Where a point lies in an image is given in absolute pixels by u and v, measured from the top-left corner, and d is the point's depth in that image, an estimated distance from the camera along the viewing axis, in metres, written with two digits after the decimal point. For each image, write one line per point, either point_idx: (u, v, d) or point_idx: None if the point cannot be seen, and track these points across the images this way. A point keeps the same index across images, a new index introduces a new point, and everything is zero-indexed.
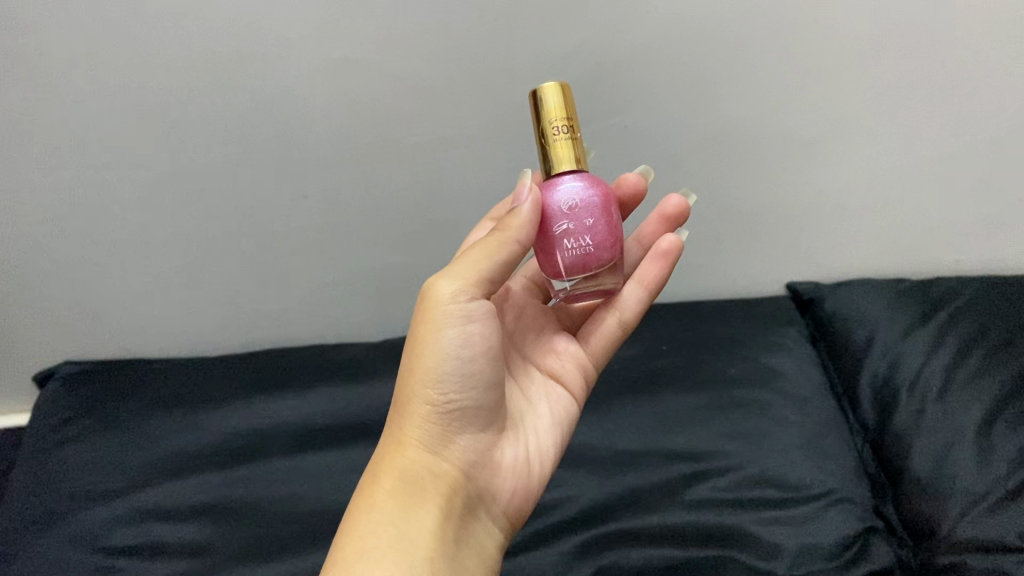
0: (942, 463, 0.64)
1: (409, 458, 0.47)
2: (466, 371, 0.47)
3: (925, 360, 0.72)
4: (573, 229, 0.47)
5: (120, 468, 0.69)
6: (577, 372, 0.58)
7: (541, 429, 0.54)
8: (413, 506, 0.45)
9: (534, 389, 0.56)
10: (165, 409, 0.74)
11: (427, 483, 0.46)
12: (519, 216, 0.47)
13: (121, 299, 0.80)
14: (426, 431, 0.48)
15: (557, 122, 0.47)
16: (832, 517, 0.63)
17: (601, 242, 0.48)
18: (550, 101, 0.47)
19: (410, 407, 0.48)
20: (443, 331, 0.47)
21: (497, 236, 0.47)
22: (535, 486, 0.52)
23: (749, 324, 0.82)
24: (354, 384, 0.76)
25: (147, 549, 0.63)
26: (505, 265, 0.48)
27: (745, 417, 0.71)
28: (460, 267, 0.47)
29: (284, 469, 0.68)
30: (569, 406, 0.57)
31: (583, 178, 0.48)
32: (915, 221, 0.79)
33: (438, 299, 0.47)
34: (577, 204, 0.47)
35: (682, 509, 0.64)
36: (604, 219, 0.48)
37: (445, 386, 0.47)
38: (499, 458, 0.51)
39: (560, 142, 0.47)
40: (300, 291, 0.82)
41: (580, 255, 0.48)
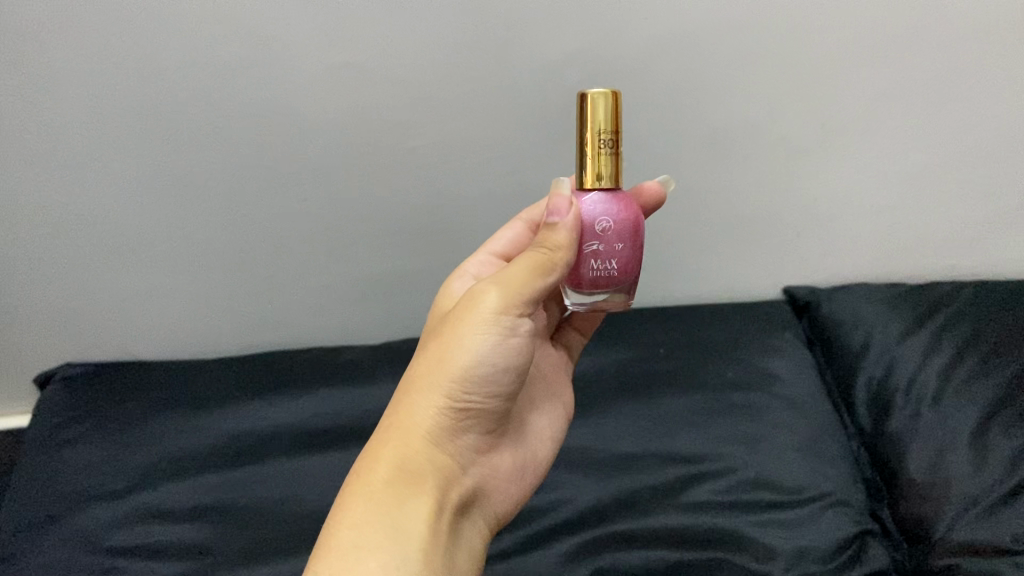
0: (938, 467, 0.64)
1: (413, 446, 0.45)
2: (495, 377, 0.47)
3: (920, 364, 0.72)
4: (601, 251, 0.49)
5: (120, 470, 0.69)
6: (566, 388, 0.61)
7: (533, 442, 0.56)
8: (411, 497, 0.43)
9: (530, 400, 0.57)
10: (165, 411, 0.74)
11: (427, 475, 0.45)
12: (562, 234, 0.48)
13: (121, 302, 0.81)
14: (438, 423, 0.46)
15: (605, 137, 0.48)
16: (827, 520, 0.63)
17: (627, 265, 0.50)
18: (602, 115, 0.48)
19: (427, 396, 0.46)
20: (484, 335, 0.46)
21: (547, 257, 0.48)
22: (522, 495, 0.54)
23: (747, 329, 0.82)
24: (353, 387, 0.76)
25: (147, 550, 0.63)
26: (549, 285, 0.48)
27: (741, 421, 0.72)
28: (512, 280, 0.47)
29: (284, 472, 0.69)
30: (559, 420, 0.59)
31: (615, 198, 0.50)
32: (912, 226, 0.79)
33: (487, 305, 0.47)
34: (609, 227, 0.49)
35: (679, 512, 0.65)
36: (632, 242, 0.50)
37: (472, 386, 0.47)
38: (495, 463, 0.52)
39: (601, 156, 0.49)
40: (299, 294, 0.82)
41: (605, 276, 0.50)
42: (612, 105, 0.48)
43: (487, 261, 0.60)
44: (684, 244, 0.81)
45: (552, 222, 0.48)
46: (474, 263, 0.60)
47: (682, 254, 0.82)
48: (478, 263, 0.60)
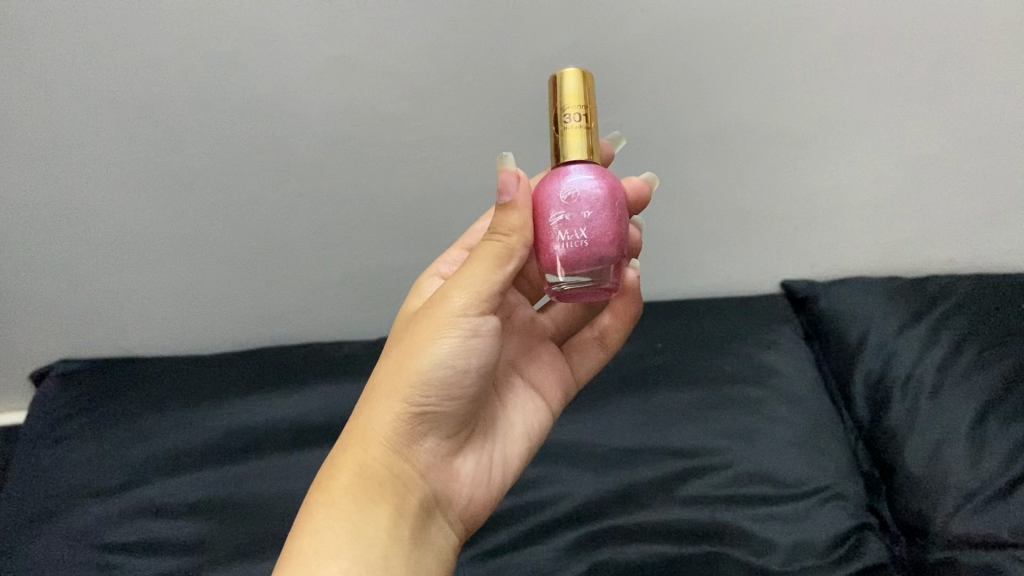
0: (936, 459, 0.64)
1: (371, 453, 0.47)
2: (454, 380, 0.47)
3: (918, 359, 0.72)
4: (569, 220, 0.45)
5: (116, 466, 0.69)
6: (556, 382, 0.60)
7: (510, 440, 0.55)
8: (368, 504, 0.45)
9: (511, 396, 0.57)
10: (162, 406, 0.74)
11: (386, 481, 0.46)
12: (518, 212, 0.46)
13: (118, 296, 0.80)
14: (395, 429, 0.47)
15: (570, 108, 0.46)
16: (823, 515, 0.63)
17: (599, 236, 0.45)
18: (568, 86, 0.47)
19: (386, 402, 0.47)
20: (444, 340, 0.47)
21: (502, 242, 0.47)
22: (494, 494, 0.53)
23: (744, 322, 0.82)
24: (349, 380, 0.76)
25: (143, 547, 0.63)
26: (508, 273, 0.47)
27: (739, 414, 0.72)
28: (467, 279, 0.47)
29: (281, 467, 0.68)
30: (541, 417, 0.58)
31: (590, 171, 0.46)
32: (908, 220, 0.79)
33: (447, 307, 0.47)
34: (575, 195, 0.45)
35: (676, 506, 0.65)
36: (603, 212, 0.45)
37: (428, 390, 0.47)
38: (460, 465, 0.51)
39: (571, 128, 0.46)
40: (297, 288, 0.82)
41: (575, 249, 0.44)
42: (579, 80, 0.47)
43: (460, 257, 0.60)
44: (682, 238, 0.81)
45: (505, 202, 0.46)
46: (447, 262, 0.60)
47: (679, 248, 0.82)
48: (452, 260, 0.60)
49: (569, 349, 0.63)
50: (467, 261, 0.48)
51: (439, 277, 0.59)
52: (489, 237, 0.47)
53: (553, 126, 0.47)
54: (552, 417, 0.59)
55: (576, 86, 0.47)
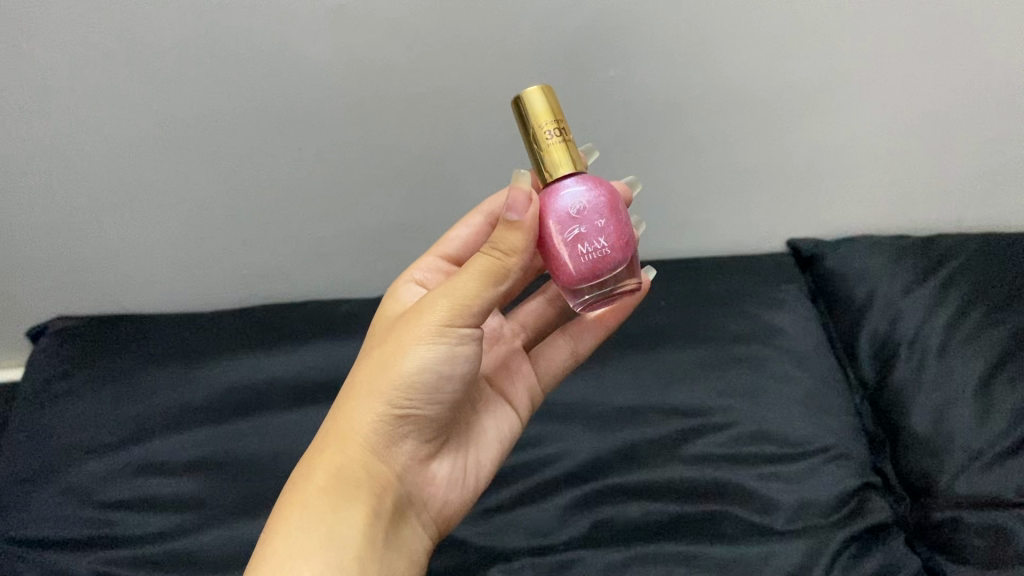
0: (941, 419, 0.65)
1: (350, 452, 0.47)
2: (437, 385, 0.48)
3: (926, 317, 0.72)
4: (585, 233, 0.46)
5: (115, 423, 0.68)
6: (525, 390, 0.61)
7: (483, 446, 0.56)
8: (345, 503, 0.45)
9: (484, 401, 0.58)
10: (158, 359, 0.72)
11: (364, 480, 0.47)
12: (520, 232, 0.45)
13: (114, 251, 0.79)
14: (375, 429, 0.48)
15: (547, 126, 0.46)
16: (829, 474, 0.63)
17: (615, 242, 0.47)
18: (537, 104, 0.47)
19: (367, 402, 0.48)
20: (429, 348, 0.47)
21: (499, 260, 0.46)
22: (467, 495, 0.54)
23: (749, 279, 0.80)
24: (344, 336, 0.73)
25: (142, 504, 0.62)
26: (500, 290, 0.47)
27: (744, 372, 0.71)
28: (455, 290, 0.46)
29: (278, 424, 0.67)
30: (512, 424, 0.59)
31: (585, 181, 0.47)
32: (917, 178, 0.78)
33: (433, 316, 0.47)
34: (583, 207, 0.46)
35: (679, 464, 0.64)
36: (612, 220, 0.47)
37: (411, 394, 0.48)
38: (434, 468, 0.52)
39: (553, 145, 0.47)
40: (296, 241, 0.80)
41: (597, 258, 0.46)
42: (546, 96, 0.47)
43: (437, 265, 0.61)
44: (686, 195, 0.80)
45: (510, 220, 0.45)
46: (423, 268, 0.60)
47: (683, 204, 0.81)
48: (427, 266, 0.60)
49: (535, 352, 0.63)
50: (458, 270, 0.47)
51: (414, 282, 0.60)
52: (486, 251, 0.46)
53: (530, 144, 0.48)
54: (520, 422, 0.60)
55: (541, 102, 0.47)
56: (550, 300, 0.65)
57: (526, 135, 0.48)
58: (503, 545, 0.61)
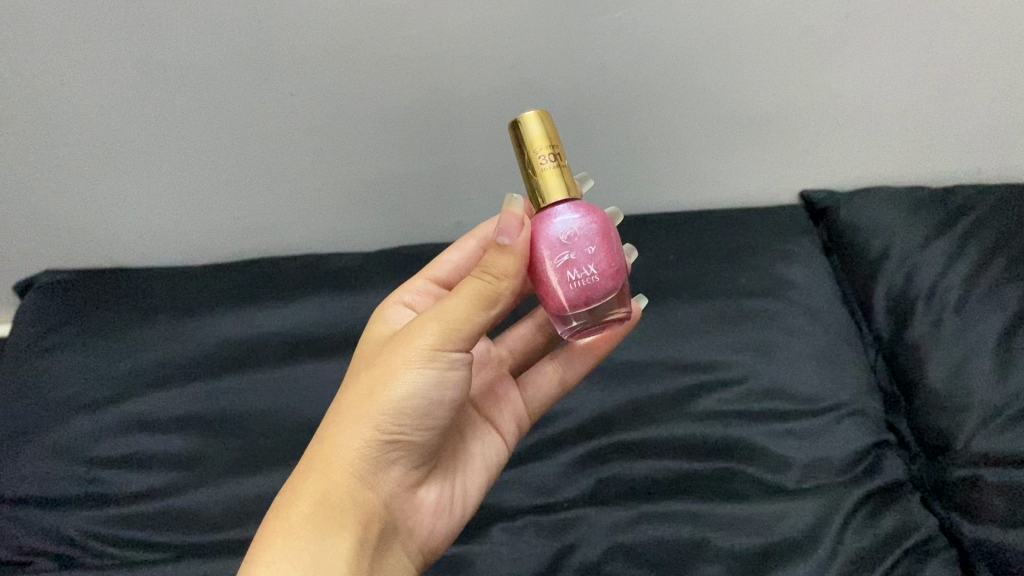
0: (960, 375, 0.62)
1: (336, 478, 0.44)
2: (426, 410, 0.45)
3: (944, 271, 0.69)
4: (576, 259, 0.44)
5: (102, 378, 0.66)
6: (512, 416, 0.58)
7: (470, 473, 0.53)
8: (331, 531, 0.42)
9: (472, 426, 0.55)
10: (150, 312, 0.70)
11: (351, 507, 0.43)
12: (511, 257, 0.44)
13: (101, 202, 0.76)
14: (363, 455, 0.44)
15: (542, 153, 0.44)
16: (843, 431, 0.61)
17: (606, 269, 0.44)
18: (533, 129, 0.44)
19: (355, 427, 0.45)
20: (419, 371, 0.44)
21: (490, 284, 0.44)
22: (452, 526, 0.51)
23: (762, 229, 0.76)
24: (339, 294, 0.71)
25: (131, 462, 0.61)
26: (492, 314, 0.45)
27: (755, 327, 0.68)
28: (446, 312, 0.44)
29: (271, 382, 0.65)
30: (500, 452, 0.56)
31: (578, 206, 0.45)
32: (937, 125, 0.74)
33: (424, 339, 0.44)
34: (575, 233, 0.44)
35: (688, 421, 0.62)
36: (604, 246, 0.45)
37: (401, 419, 0.45)
38: (421, 496, 0.49)
39: (547, 171, 0.44)
40: (292, 193, 0.76)
41: (586, 285, 0.44)
42: (542, 121, 0.44)
43: (425, 287, 0.58)
44: (696, 144, 0.76)
45: (501, 244, 0.43)
46: (410, 290, 0.57)
47: (693, 154, 0.76)
48: (415, 289, 0.57)
49: (523, 378, 0.60)
50: (448, 293, 0.45)
51: (402, 304, 0.56)
52: (477, 274, 0.45)
53: (525, 170, 0.45)
54: (507, 451, 0.57)
55: (537, 126, 0.44)
56: (540, 325, 0.62)
57: (521, 160, 0.46)
58: (506, 503, 0.60)
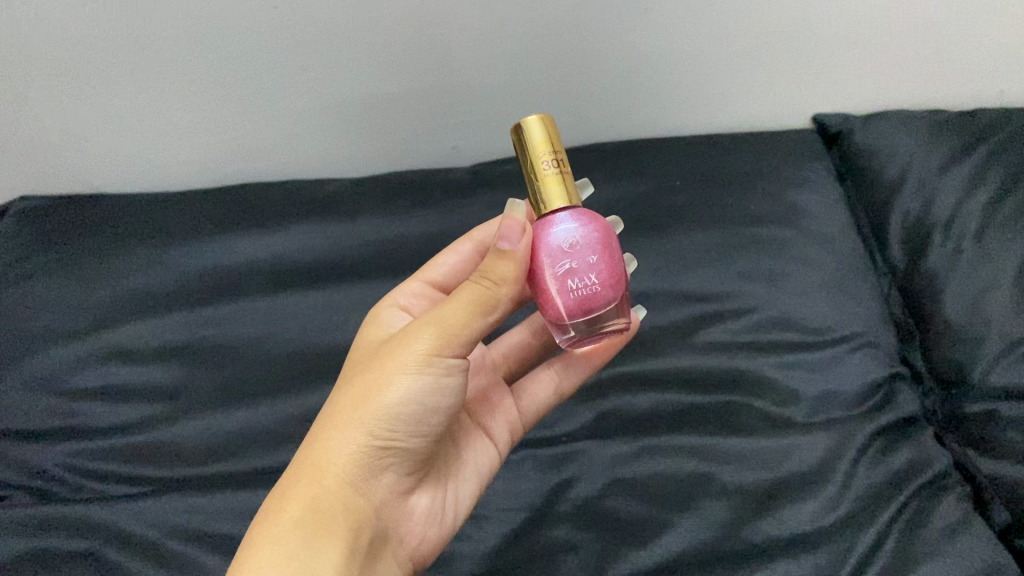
0: (978, 306, 0.60)
1: (326, 484, 0.41)
2: (422, 416, 0.43)
3: (963, 198, 0.66)
4: (577, 268, 0.43)
5: (79, 306, 0.63)
6: (506, 423, 0.55)
7: (467, 477, 0.51)
8: (322, 535, 0.40)
9: (465, 432, 0.53)
10: (130, 238, 0.67)
11: (341, 513, 0.41)
12: (512, 263, 0.42)
13: (67, 131, 0.70)
14: (355, 460, 0.42)
15: (544, 158, 0.43)
16: (855, 363, 0.59)
17: (608, 279, 0.43)
18: (536, 133, 0.43)
19: (347, 430, 0.42)
20: (415, 376, 0.43)
21: (489, 289, 0.43)
22: (445, 535, 0.49)
23: (772, 155, 0.72)
24: (326, 219, 0.67)
25: (110, 393, 0.59)
26: (490, 321, 0.44)
27: (764, 254, 0.65)
28: (444, 317, 0.43)
29: (252, 309, 0.63)
30: (492, 459, 0.53)
31: (580, 215, 0.43)
32: (968, 44, 0.69)
33: (420, 343, 0.43)
34: (576, 241, 0.43)
35: (692, 353, 0.60)
36: (606, 255, 0.43)
37: (395, 424, 0.43)
38: (412, 502, 0.47)
39: (547, 177, 0.43)
40: (267, 115, 0.70)
41: (587, 295, 0.43)
42: (546, 127, 0.43)
43: (421, 290, 0.55)
44: (710, 65, 0.70)
45: (501, 250, 0.42)
46: (405, 294, 0.55)
47: (704, 76, 0.71)
48: (411, 292, 0.55)
49: (518, 386, 0.57)
50: (446, 298, 0.44)
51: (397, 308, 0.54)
52: (476, 279, 0.43)
53: (526, 175, 0.44)
54: (500, 459, 0.54)
55: (540, 130, 0.43)
56: (535, 330, 0.59)
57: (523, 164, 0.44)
58: None
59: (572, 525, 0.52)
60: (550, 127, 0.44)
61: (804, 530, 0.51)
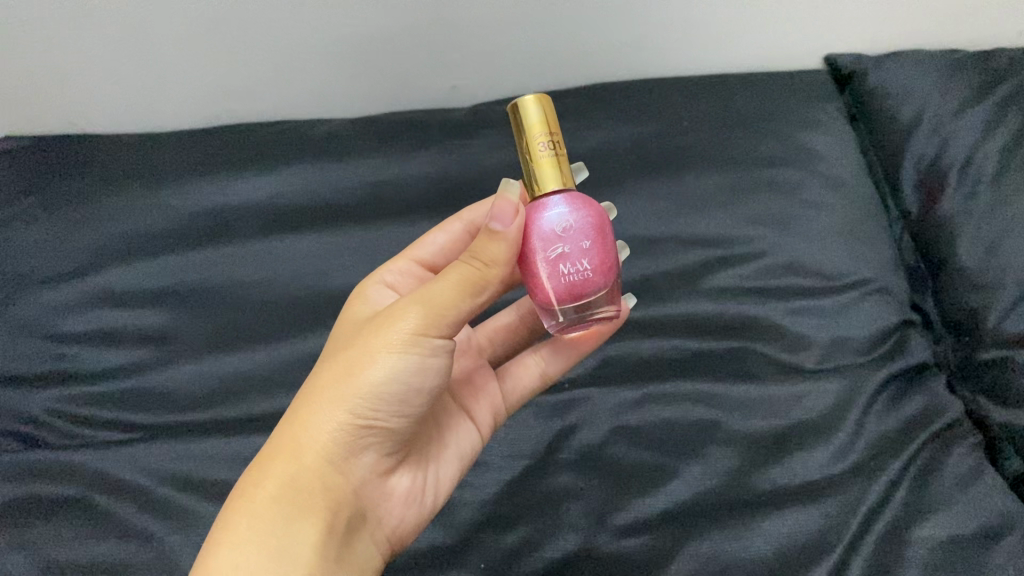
0: (993, 252, 0.57)
1: (304, 463, 0.40)
2: (405, 397, 0.41)
3: (980, 141, 0.63)
4: (569, 253, 0.40)
5: (66, 249, 0.61)
6: (489, 406, 0.52)
7: (454, 455, 0.49)
8: (299, 516, 0.39)
9: (448, 413, 0.51)
10: (116, 178, 0.65)
11: (319, 493, 0.40)
12: (504, 244, 0.39)
13: (46, 70, 0.67)
14: (335, 439, 0.41)
15: (542, 138, 0.40)
16: (867, 309, 0.57)
17: (601, 266, 0.41)
18: (533, 113, 0.40)
19: (327, 409, 0.40)
20: (398, 357, 0.40)
21: (479, 270, 0.40)
22: (428, 513, 0.47)
23: (783, 96, 0.69)
24: (320, 160, 0.65)
25: (99, 338, 0.58)
26: (479, 302, 0.40)
27: (773, 197, 0.63)
28: (430, 297, 0.40)
29: (244, 252, 0.62)
30: (475, 442, 0.51)
31: (574, 199, 0.41)
32: None
33: (404, 323, 0.40)
34: (569, 225, 0.40)
35: (700, 299, 0.58)
36: (599, 242, 0.41)
37: (377, 405, 0.41)
38: (394, 482, 0.45)
39: (543, 158, 0.41)
40: (256, 53, 0.67)
41: (579, 282, 0.40)
42: (544, 107, 0.41)
43: (409, 269, 0.52)
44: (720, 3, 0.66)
45: (494, 230, 0.39)
46: (392, 270, 0.52)
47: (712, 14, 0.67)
48: (398, 269, 0.52)
49: (503, 368, 0.54)
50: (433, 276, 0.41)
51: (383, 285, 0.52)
52: (465, 259, 0.40)
53: (521, 155, 0.42)
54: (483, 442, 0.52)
55: (537, 110, 0.41)
56: (524, 314, 0.57)
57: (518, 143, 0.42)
58: None
59: (575, 472, 0.51)
60: (548, 107, 0.42)
61: (814, 478, 0.50)
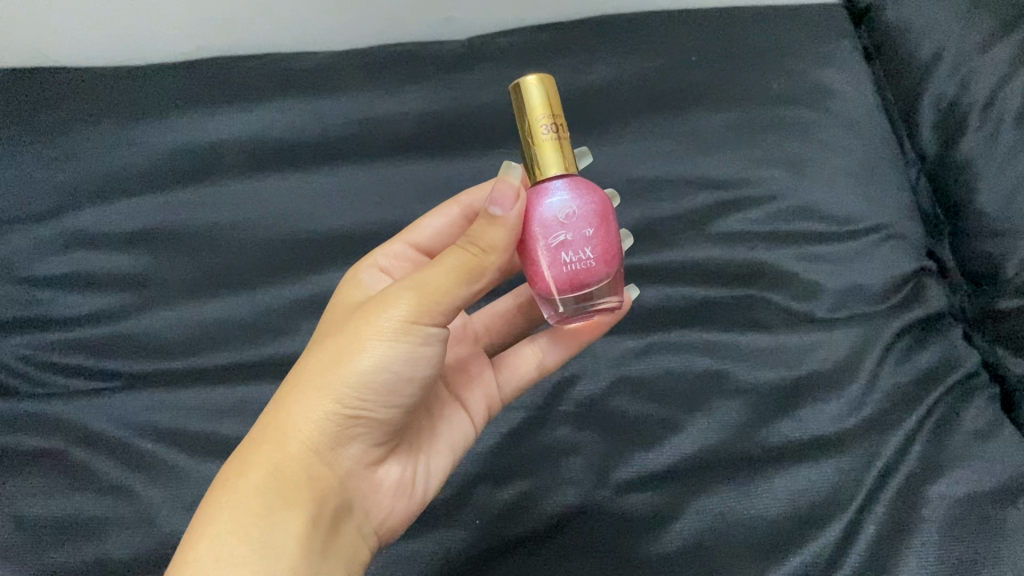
0: (1014, 197, 0.54)
1: (289, 451, 0.37)
2: (396, 388, 0.38)
3: (1005, 76, 0.58)
4: (571, 241, 0.37)
5: (37, 188, 0.58)
6: (483, 396, 0.48)
7: (448, 443, 0.46)
8: (282, 506, 0.36)
9: (440, 401, 0.47)
10: (88, 113, 0.61)
11: (305, 484, 0.37)
12: (504, 231, 0.36)
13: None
14: (322, 428, 0.38)
15: (543, 123, 0.37)
16: (881, 256, 0.54)
17: (604, 255, 0.38)
18: (533, 94, 0.37)
19: (314, 397, 0.38)
20: (389, 344, 0.37)
21: (477, 256, 0.37)
22: (418, 505, 0.44)
23: (798, 31, 0.65)
24: (307, 95, 0.61)
25: (74, 283, 0.55)
26: (476, 290, 0.38)
27: (786, 138, 0.59)
28: (424, 282, 0.37)
29: (227, 194, 0.58)
30: (469, 431, 0.47)
31: (577, 183, 0.38)
32: None
33: (397, 309, 0.37)
34: (572, 212, 0.37)
35: (707, 245, 0.56)
36: (604, 229, 0.38)
37: (366, 394, 0.38)
38: (382, 474, 0.42)
39: (544, 142, 0.37)
40: None
41: (581, 272, 0.38)
42: (546, 87, 0.37)
43: (404, 252, 0.49)
44: None
45: (493, 216, 0.36)
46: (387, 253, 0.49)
47: None
48: (393, 252, 0.49)
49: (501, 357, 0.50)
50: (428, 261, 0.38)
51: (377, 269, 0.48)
52: (462, 244, 0.37)
53: (520, 136, 0.38)
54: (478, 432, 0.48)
55: (538, 90, 0.37)
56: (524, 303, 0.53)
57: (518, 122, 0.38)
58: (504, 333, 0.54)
59: (575, 425, 0.49)
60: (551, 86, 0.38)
61: (824, 432, 0.48)
